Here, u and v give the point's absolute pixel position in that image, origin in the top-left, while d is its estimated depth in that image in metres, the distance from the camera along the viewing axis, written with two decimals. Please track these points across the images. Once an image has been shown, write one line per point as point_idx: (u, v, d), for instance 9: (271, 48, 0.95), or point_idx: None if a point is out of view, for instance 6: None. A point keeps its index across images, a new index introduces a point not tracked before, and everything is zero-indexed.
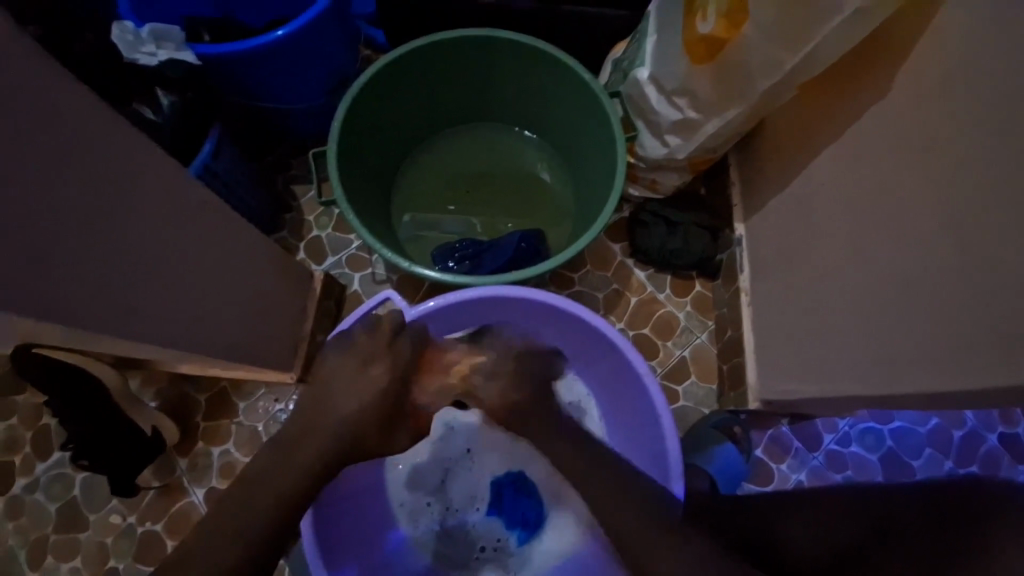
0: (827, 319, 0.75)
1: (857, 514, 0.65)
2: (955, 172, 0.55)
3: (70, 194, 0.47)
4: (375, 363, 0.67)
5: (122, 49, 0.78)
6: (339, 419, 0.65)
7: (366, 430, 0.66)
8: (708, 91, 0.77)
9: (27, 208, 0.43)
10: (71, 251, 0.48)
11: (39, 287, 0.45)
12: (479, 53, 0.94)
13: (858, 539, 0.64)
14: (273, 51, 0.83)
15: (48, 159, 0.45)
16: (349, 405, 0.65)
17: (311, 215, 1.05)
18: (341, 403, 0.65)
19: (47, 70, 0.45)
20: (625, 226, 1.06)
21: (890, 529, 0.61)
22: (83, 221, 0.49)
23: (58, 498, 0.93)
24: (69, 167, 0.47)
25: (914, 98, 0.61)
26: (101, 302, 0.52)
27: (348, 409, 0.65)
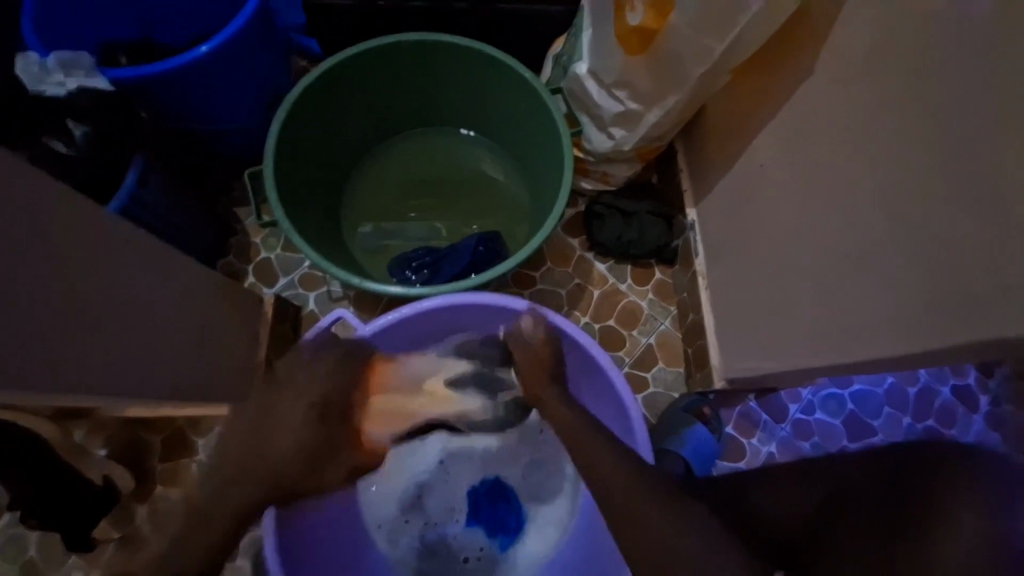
0: (782, 295, 0.76)
1: (814, 488, 0.67)
2: (887, 143, 0.57)
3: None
4: (302, 398, 0.67)
5: (28, 82, 0.74)
6: (272, 454, 0.64)
7: (295, 454, 0.65)
8: (646, 81, 0.78)
9: None
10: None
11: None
12: (418, 56, 0.92)
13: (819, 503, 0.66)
14: (195, 70, 0.79)
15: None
16: (280, 438, 0.64)
17: (258, 237, 1.01)
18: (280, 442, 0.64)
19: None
20: (581, 220, 1.06)
21: (840, 501, 0.63)
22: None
23: (11, 562, 0.87)
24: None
25: (838, 76, 0.63)
26: (23, 357, 0.48)
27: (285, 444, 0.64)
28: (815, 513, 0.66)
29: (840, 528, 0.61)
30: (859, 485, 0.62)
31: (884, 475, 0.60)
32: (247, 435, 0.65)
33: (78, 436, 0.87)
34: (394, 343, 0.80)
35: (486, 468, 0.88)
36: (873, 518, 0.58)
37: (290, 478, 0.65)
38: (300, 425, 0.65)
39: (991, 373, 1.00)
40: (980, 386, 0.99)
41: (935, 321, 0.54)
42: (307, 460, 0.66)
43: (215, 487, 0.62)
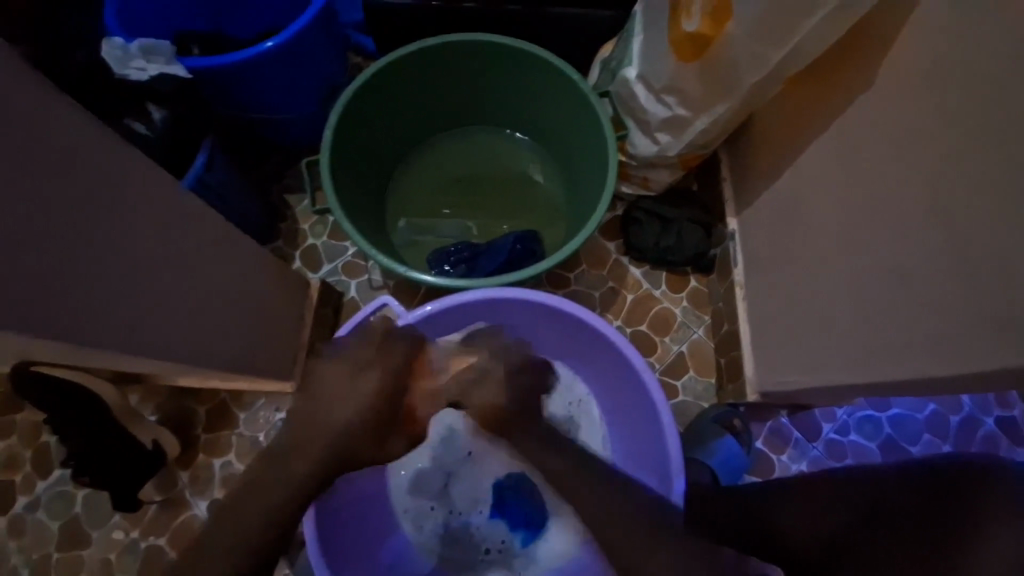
0: (822, 309, 0.75)
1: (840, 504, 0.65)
2: (944, 158, 0.56)
3: (55, 210, 0.47)
4: (364, 370, 0.57)
5: (114, 66, 0.79)
6: (327, 429, 0.55)
7: (353, 434, 0.56)
8: (696, 87, 0.78)
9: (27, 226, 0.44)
10: (61, 268, 0.47)
11: (32, 307, 0.45)
12: (470, 56, 0.94)
13: (850, 526, 0.63)
14: (261, 61, 0.83)
15: (32, 180, 0.44)
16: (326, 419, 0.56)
17: (306, 224, 1.06)
18: (331, 417, 0.55)
19: (27, 85, 0.44)
20: (619, 224, 1.07)
21: (880, 517, 0.61)
22: (72, 239, 0.49)
23: (60, 516, 0.92)
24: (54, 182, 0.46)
25: (896, 89, 0.62)
26: (98, 318, 0.52)
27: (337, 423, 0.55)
28: (843, 527, 0.63)
29: (873, 555, 0.59)
30: (903, 504, 0.60)
31: (928, 490, 0.59)
32: (305, 405, 0.57)
33: (130, 401, 0.92)
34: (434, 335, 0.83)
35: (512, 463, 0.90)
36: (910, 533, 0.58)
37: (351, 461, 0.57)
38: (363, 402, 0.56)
39: None
40: None
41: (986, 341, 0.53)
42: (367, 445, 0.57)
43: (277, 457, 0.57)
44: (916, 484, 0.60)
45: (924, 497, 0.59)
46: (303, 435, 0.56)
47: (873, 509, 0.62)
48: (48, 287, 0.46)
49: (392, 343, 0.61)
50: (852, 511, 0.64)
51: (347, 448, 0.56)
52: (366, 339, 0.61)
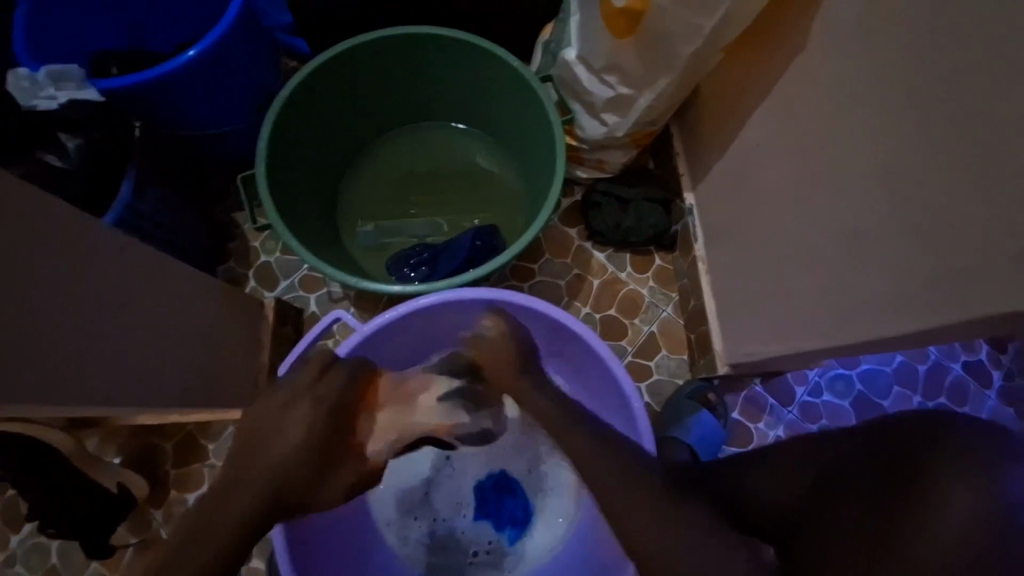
0: (783, 277, 0.75)
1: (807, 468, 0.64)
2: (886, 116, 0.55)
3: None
4: (299, 401, 0.62)
5: (20, 97, 0.74)
6: (273, 457, 0.58)
7: (295, 464, 0.58)
8: (635, 64, 0.76)
9: None
10: None
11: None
12: (404, 51, 0.91)
13: (809, 488, 0.63)
14: (180, 77, 0.79)
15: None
16: (278, 450, 0.58)
17: (257, 241, 1.02)
18: (274, 448, 0.58)
19: None
20: (579, 210, 1.05)
21: (833, 479, 0.60)
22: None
23: (35, 569, 0.89)
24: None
25: (832, 47, 0.60)
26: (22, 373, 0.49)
27: (282, 451, 0.58)
28: (808, 494, 0.63)
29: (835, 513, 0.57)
30: (851, 464, 0.58)
31: (882, 450, 0.55)
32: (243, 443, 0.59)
33: (91, 445, 0.88)
34: (395, 345, 0.82)
35: (491, 462, 0.89)
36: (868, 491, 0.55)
37: (295, 494, 0.59)
38: (308, 431, 0.60)
39: (1002, 347, 0.98)
40: (992, 361, 0.98)
41: (936, 296, 0.53)
42: (307, 479, 0.60)
43: (212, 503, 0.55)
44: (858, 442, 0.58)
45: (872, 460, 0.56)
46: (241, 472, 0.57)
47: (826, 469, 0.61)
48: None
49: (333, 371, 0.67)
50: (807, 475, 0.64)
51: (289, 478, 0.58)
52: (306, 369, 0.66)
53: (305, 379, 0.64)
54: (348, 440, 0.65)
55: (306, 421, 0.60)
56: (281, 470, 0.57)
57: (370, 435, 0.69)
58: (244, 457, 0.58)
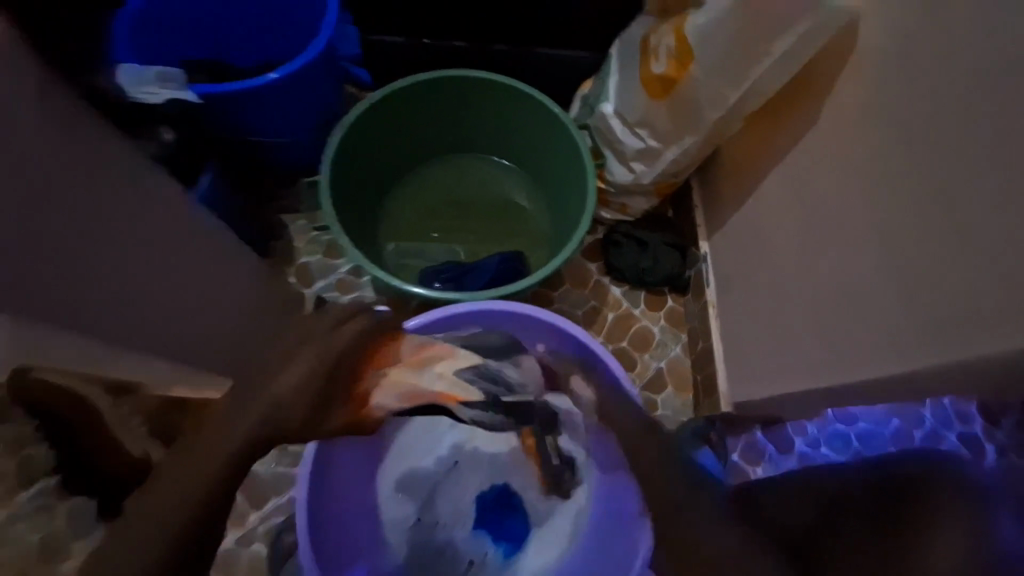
0: (785, 325, 0.81)
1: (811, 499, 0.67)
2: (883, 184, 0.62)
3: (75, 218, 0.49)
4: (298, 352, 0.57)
5: (124, 88, 0.80)
6: (268, 398, 0.53)
7: (289, 410, 0.54)
8: (666, 121, 0.86)
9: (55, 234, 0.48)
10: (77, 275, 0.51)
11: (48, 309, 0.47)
12: (460, 91, 1.03)
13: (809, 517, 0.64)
14: (264, 91, 0.90)
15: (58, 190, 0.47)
16: (272, 392, 0.54)
17: (301, 242, 1.10)
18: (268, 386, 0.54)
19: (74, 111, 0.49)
20: (599, 247, 1.13)
21: (836, 512, 0.62)
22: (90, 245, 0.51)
23: None
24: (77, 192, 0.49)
25: (839, 124, 0.69)
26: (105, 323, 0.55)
27: (270, 396, 0.54)
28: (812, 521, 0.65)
29: (835, 546, 0.58)
30: (855, 504, 0.61)
31: (884, 484, 0.59)
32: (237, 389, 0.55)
33: None
34: None
35: (496, 476, 0.92)
36: (871, 529, 0.57)
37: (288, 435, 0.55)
38: (297, 385, 0.55)
39: None
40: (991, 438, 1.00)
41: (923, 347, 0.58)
42: (300, 421, 0.55)
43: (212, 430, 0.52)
44: (866, 485, 0.61)
45: (882, 500, 0.58)
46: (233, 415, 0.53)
47: (827, 503, 0.64)
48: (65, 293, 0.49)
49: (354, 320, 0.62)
50: (809, 506, 0.65)
51: (284, 421, 0.54)
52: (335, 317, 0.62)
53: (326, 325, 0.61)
54: (349, 392, 0.61)
55: (307, 370, 0.56)
56: (271, 414, 0.53)
57: (379, 389, 0.65)
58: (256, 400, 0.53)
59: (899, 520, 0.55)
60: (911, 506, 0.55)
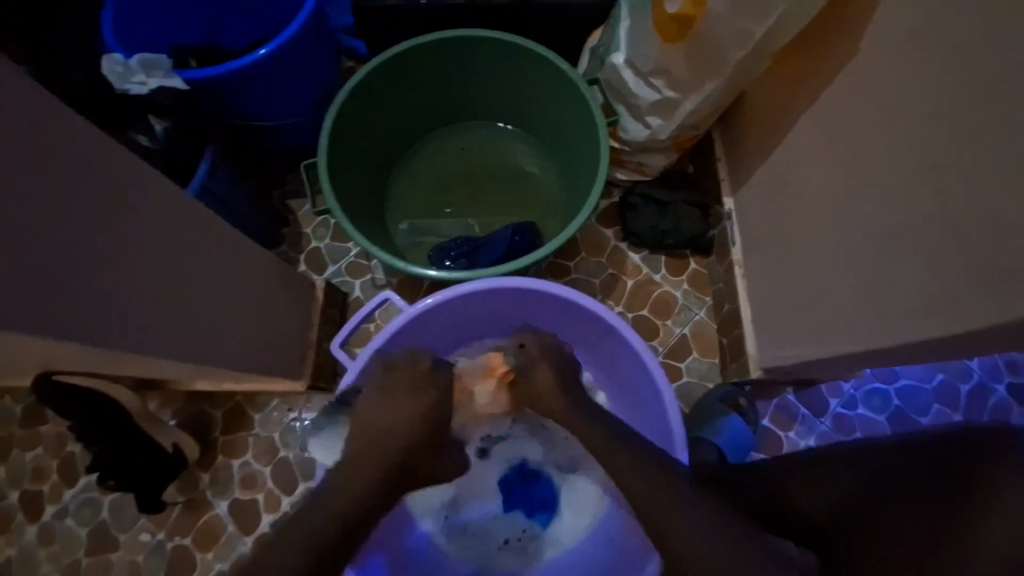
0: (824, 284, 0.75)
1: (858, 468, 0.61)
2: (920, 124, 0.56)
3: (78, 222, 0.48)
4: None
5: (115, 82, 0.80)
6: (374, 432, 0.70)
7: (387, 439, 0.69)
8: (683, 69, 0.79)
9: (43, 242, 0.45)
10: (76, 281, 0.49)
11: (51, 319, 0.47)
12: (458, 54, 0.95)
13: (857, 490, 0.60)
14: (254, 70, 0.85)
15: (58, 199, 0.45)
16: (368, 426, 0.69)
17: (308, 227, 1.08)
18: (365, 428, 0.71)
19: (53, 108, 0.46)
20: (615, 211, 1.08)
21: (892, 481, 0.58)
22: (87, 249, 0.49)
23: (87, 522, 0.94)
24: (77, 197, 0.48)
25: (881, 55, 0.61)
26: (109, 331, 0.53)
27: (369, 432, 0.70)
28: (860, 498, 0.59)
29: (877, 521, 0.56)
30: (910, 474, 0.56)
31: (944, 459, 0.54)
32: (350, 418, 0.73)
33: (150, 407, 0.95)
34: (435, 326, 0.85)
35: (512, 453, 0.93)
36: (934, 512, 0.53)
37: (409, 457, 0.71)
38: (388, 421, 0.70)
39: None
40: None
41: (972, 301, 0.53)
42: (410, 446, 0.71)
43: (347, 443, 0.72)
44: (926, 454, 0.55)
45: (937, 473, 0.54)
46: (356, 459, 0.67)
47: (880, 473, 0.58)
48: (65, 301, 0.48)
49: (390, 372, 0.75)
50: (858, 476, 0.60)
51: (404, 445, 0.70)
52: None
53: (373, 374, 0.76)
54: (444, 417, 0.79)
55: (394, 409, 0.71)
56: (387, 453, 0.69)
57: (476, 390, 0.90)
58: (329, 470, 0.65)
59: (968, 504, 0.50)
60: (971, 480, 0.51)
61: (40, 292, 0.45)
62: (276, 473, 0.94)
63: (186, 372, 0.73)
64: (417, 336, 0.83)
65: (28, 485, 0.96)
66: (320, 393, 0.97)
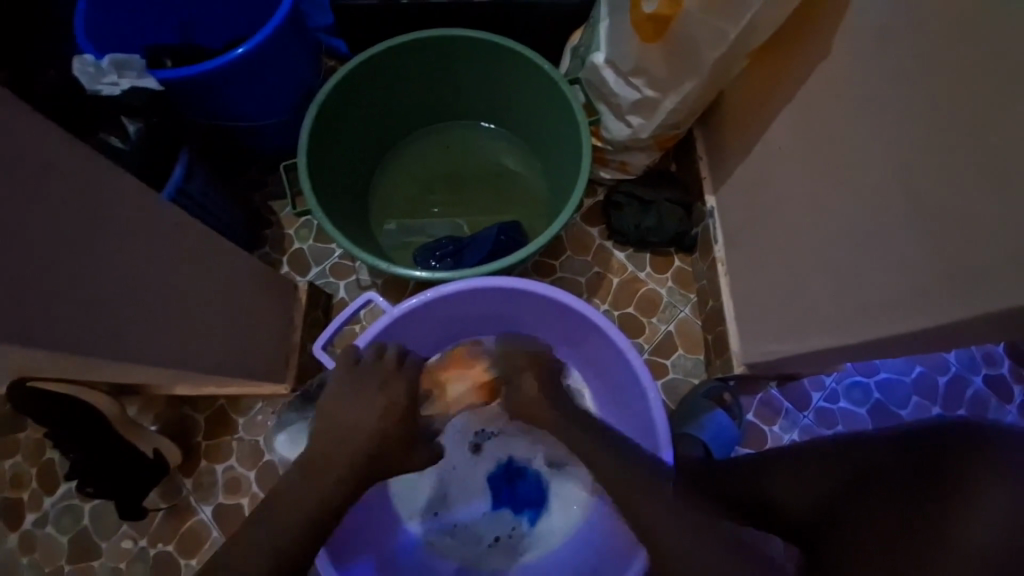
0: (804, 280, 0.75)
1: (841, 462, 0.62)
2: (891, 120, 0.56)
3: (49, 228, 0.47)
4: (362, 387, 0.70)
5: (85, 82, 0.78)
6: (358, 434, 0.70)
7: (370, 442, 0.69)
8: (662, 68, 0.79)
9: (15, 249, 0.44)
10: (49, 287, 0.48)
11: (25, 326, 0.46)
12: (439, 54, 0.95)
13: (841, 483, 0.61)
14: (232, 71, 0.84)
15: (21, 201, 0.44)
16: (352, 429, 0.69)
17: (291, 228, 1.07)
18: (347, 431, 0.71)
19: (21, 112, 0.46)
20: (600, 210, 1.08)
21: (871, 472, 0.59)
22: (60, 255, 0.49)
23: (67, 530, 0.92)
24: (49, 202, 0.47)
25: (853, 54, 0.61)
26: (85, 338, 0.52)
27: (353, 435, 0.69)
28: (842, 490, 0.61)
29: (856, 512, 0.58)
30: (888, 466, 0.57)
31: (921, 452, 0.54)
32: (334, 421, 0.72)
33: (130, 412, 0.94)
34: (420, 327, 0.84)
35: (496, 453, 0.93)
36: (907, 503, 0.53)
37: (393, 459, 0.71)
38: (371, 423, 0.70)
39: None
40: (1015, 376, 0.96)
41: (944, 296, 0.54)
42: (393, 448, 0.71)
43: None
44: (903, 445, 0.57)
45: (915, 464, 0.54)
46: (339, 462, 0.66)
47: (862, 466, 0.60)
48: (39, 308, 0.47)
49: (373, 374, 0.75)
50: (842, 469, 0.62)
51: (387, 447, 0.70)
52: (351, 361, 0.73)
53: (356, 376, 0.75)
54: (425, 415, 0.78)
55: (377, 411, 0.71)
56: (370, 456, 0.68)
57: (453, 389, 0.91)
58: (312, 472, 0.64)
59: (943, 498, 0.51)
60: (950, 475, 0.51)
61: (13, 300, 0.44)
62: (261, 477, 0.93)
63: (166, 377, 0.72)
64: (401, 338, 0.83)
65: (5, 494, 0.94)
66: (305, 396, 0.96)
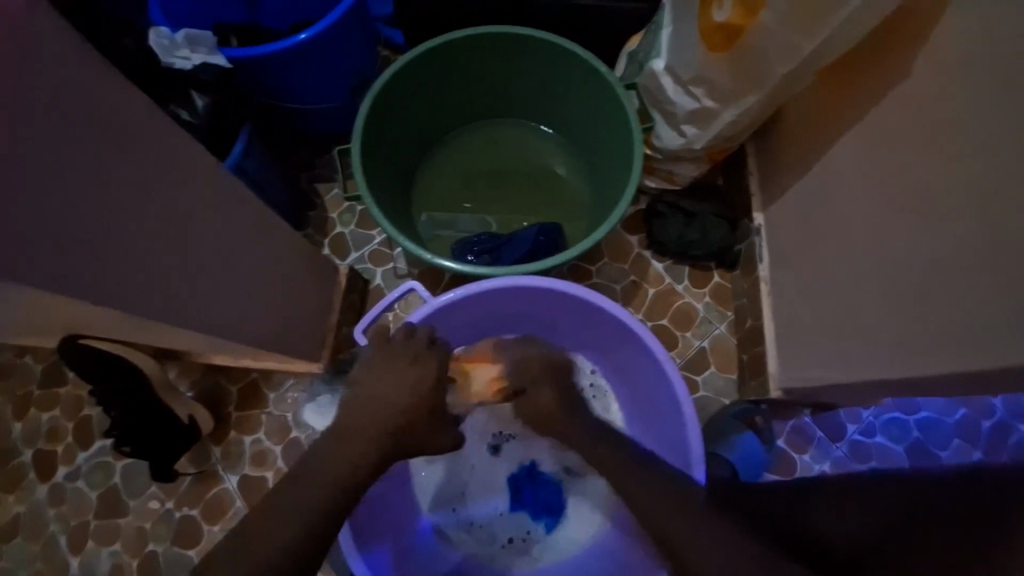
0: (854, 307, 0.73)
1: (889, 502, 0.60)
2: (970, 147, 0.54)
3: (116, 189, 0.49)
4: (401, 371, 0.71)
5: (160, 55, 0.82)
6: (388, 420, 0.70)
7: (400, 428, 0.70)
8: (725, 78, 0.78)
9: (83, 207, 0.46)
10: (109, 246, 0.49)
11: (86, 282, 0.47)
12: (496, 51, 0.95)
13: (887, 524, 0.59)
14: (295, 53, 0.86)
15: (94, 161, 0.46)
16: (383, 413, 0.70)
17: (335, 212, 1.09)
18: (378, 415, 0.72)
19: (105, 77, 0.47)
20: (642, 218, 1.07)
21: (921, 514, 0.56)
22: (122, 217, 0.50)
23: (98, 486, 0.96)
24: (119, 165, 0.49)
25: (932, 78, 0.59)
26: (138, 299, 0.54)
27: (384, 420, 0.70)
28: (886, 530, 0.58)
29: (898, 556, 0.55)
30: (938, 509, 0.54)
31: (975, 499, 0.52)
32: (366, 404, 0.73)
33: (169, 376, 0.97)
34: (456, 320, 0.85)
35: (519, 454, 0.92)
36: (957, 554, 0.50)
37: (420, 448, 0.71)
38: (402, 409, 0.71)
39: None
40: None
41: (1011, 336, 0.51)
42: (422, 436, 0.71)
43: None
44: (958, 489, 0.54)
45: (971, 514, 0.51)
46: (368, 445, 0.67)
47: (912, 507, 0.57)
48: (99, 266, 0.49)
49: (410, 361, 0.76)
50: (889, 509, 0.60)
51: (416, 435, 0.70)
52: (391, 346, 0.74)
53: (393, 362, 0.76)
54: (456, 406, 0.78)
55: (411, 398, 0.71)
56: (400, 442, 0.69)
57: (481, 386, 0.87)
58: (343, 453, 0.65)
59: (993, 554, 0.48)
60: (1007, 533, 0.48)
61: (77, 255, 0.46)
62: (286, 452, 0.95)
63: (209, 346, 0.74)
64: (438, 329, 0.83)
65: (43, 445, 0.98)
66: (335, 377, 0.97)
